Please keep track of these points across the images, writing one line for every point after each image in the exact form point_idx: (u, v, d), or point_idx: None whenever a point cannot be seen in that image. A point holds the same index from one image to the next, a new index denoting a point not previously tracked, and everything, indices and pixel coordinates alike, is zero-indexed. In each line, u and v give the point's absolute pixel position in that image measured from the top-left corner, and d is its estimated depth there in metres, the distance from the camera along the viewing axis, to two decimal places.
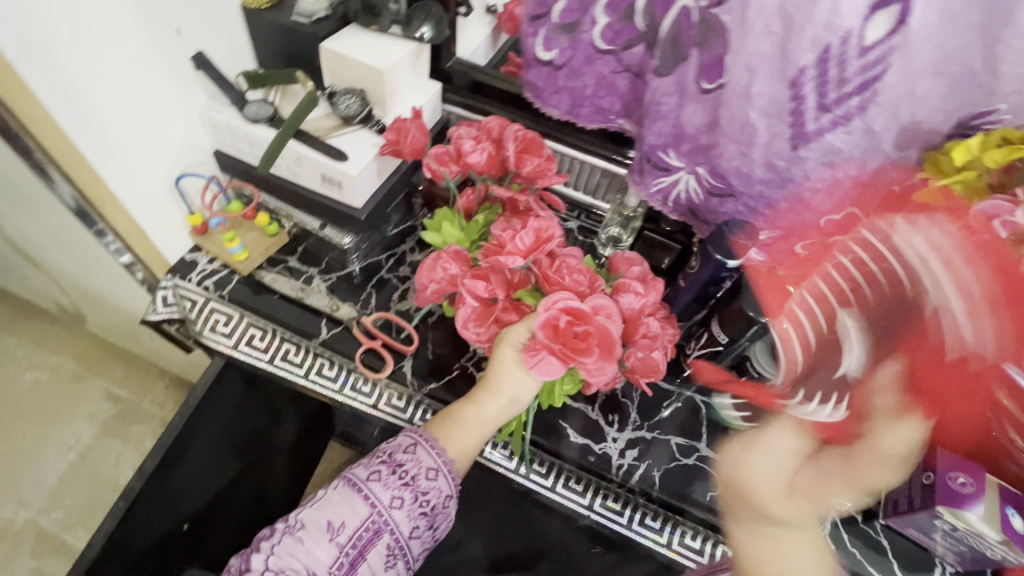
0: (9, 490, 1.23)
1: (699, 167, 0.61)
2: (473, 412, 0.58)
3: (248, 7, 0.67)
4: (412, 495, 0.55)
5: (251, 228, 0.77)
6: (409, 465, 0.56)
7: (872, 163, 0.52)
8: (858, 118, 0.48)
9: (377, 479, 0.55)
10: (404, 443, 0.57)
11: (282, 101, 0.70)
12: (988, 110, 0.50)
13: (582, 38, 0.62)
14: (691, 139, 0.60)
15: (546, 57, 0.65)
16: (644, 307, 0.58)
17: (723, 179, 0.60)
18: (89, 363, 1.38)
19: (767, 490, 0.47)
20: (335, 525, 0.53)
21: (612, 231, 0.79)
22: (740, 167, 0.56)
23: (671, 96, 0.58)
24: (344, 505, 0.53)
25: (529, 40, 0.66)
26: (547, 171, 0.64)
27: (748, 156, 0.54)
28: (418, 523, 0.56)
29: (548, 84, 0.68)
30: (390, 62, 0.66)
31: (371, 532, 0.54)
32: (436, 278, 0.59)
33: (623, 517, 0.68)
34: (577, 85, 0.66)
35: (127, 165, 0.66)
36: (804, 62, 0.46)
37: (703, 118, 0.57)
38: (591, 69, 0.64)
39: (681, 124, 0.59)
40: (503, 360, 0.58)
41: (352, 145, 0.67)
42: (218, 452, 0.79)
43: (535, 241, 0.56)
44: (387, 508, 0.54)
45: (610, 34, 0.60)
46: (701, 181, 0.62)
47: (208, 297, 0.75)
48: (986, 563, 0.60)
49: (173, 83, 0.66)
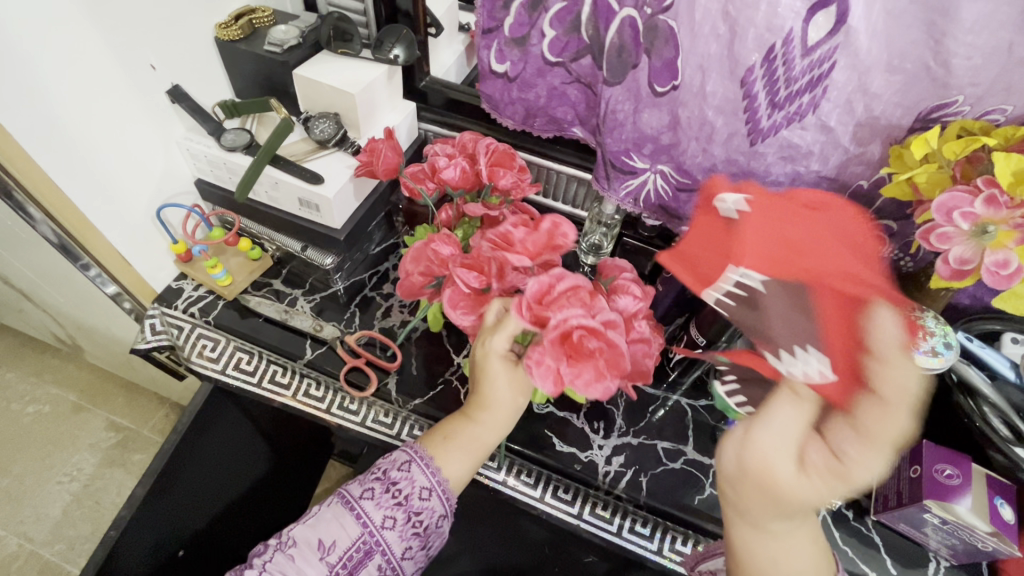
0: (12, 524, 1.23)
1: (663, 166, 0.66)
2: (469, 430, 0.56)
3: (220, 39, 0.69)
4: (405, 515, 0.55)
5: (235, 253, 0.78)
6: (403, 483, 0.55)
7: (831, 155, 0.57)
8: (810, 115, 0.54)
9: (370, 496, 0.55)
10: (400, 459, 0.57)
11: (259, 128, 0.72)
12: (947, 102, 0.50)
13: (532, 52, 0.65)
14: (653, 139, 0.63)
15: (500, 71, 0.69)
16: (639, 310, 0.57)
17: (689, 175, 0.64)
18: (90, 394, 1.39)
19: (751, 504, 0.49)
20: (326, 543, 0.53)
21: (593, 239, 0.80)
22: (703, 162, 0.62)
23: (626, 103, 0.61)
24: (336, 523, 0.54)
25: (483, 52, 0.68)
26: (520, 182, 0.65)
27: (710, 152, 0.60)
28: (410, 544, 0.56)
29: (489, 97, 0.73)
30: (362, 85, 0.67)
31: (362, 552, 0.54)
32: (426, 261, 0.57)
33: (612, 525, 0.67)
34: (531, 97, 0.70)
35: (110, 198, 0.67)
36: (751, 62, 0.51)
37: (663, 119, 0.61)
38: (543, 81, 0.68)
39: (640, 127, 0.62)
40: (491, 367, 0.55)
41: (328, 168, 0.68)
42: (210, 475, 0.80)
43: (547, 241, 0.54)
44: (378, 528, 0.54)
45: (557, 48, 0.64)
46: (668, 179, 0.66)
47: (195, 323, 0.75)
48: (979, 556, 0.59)
49: (150, 112, 0.67)
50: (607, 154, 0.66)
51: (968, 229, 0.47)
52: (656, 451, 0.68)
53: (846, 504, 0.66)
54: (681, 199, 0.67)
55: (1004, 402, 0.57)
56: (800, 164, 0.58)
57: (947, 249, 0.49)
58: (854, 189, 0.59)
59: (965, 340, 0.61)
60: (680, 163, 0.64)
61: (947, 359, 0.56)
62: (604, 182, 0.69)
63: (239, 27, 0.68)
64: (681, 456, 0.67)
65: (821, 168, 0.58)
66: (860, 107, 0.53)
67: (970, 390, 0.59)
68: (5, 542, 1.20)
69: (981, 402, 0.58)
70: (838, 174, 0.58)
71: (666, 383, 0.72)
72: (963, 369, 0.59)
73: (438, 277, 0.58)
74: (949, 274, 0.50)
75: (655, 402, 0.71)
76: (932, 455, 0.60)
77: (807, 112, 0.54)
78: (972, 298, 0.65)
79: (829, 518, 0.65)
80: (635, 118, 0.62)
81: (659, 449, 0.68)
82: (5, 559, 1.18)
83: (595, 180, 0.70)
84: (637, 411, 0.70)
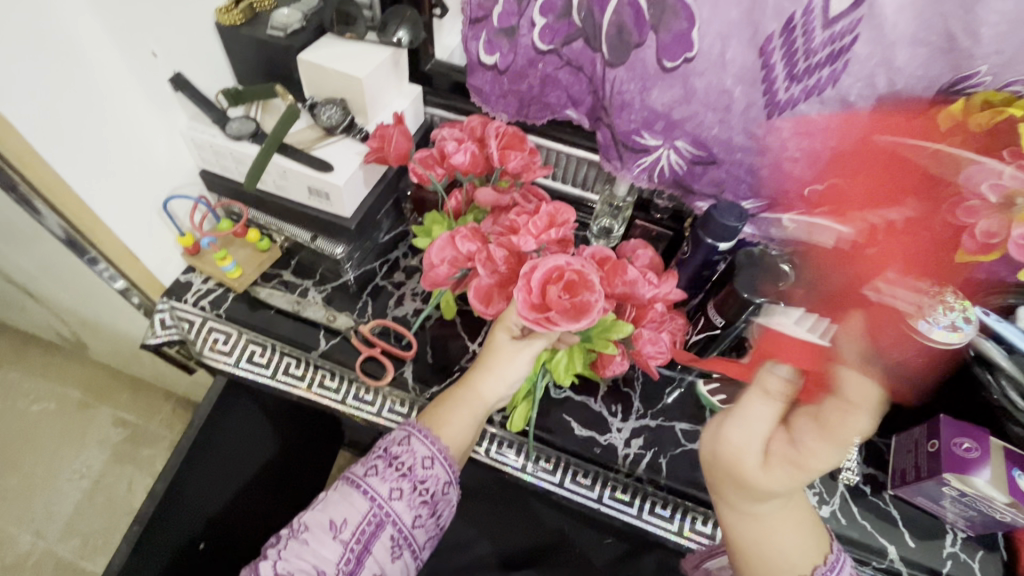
0: (24, 522, 1.23)
1: (678, 141, 0.63)
2: (464, 395, 0.57)
3: (222, 24, 0.67)
4: (411, 484, 0.54)
5: (242, 245, 0.77)
6: (405, 456, 0.55)
7: (850, 131, 0.56)
8: (828, 89, 0.54)
9: (375, 473, 0.54)
10: (397, 436, 0.56)
11: (264, 116, 0.70)
12: (970, 73, 0.50)
13: (521, 42, 0.65)
14: (664, 117, 0.61)
15: (489, 62, 0.68)
16: (659, 295, 0.57)
17: (705, 147, 0.63)
18: (95, 390, 1.38)
19: (764, 525, 0.51)
20: (337, 522, 0.52)
21: (603, 222, 0.79)
22: (720, 134, 0.61)
23: (631, 83, 0.59)
24: (344, 502, 0.53)
25: (472, 44, 0.67)
26: (531, 164, 0.64)
27: (727, 123, 0.59)
28: (419, 512, 0.55)
29: (495, 88, 0.71)
30: (369, 69, 0.66)
31: (374, 525, 0.53)
32: (452, 252, 0.58)
33: (632, 507, 0.68)
34: (523, 89, 0.70)
35: (121, 199, 0.67)
36: (771, 31, 0.51)
37: (674, 93, 0.58)
38: (536, 71, 0.67)
39: (650, 105, 0.60)
40: (496, 341, 0.58)
41: (336, 156, 0.67)
42: (228, 469, 0.80)
43: (549, 224, 0.55)
44: (387, 500, 0.54)
45: (548, 36, 0.63)
46: (681, 153, 0.64)
47: (206, 317, 0.74)
48: (996, 526, 0.59)
49: (155, 104, 0.66)
50: (618, 135, 0.65)
51: (996, 202, 0.48)
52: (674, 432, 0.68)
53: (863, 480, 0.66)
54: (695, 172, 0.66)
55: (1023, 374, 0.57)
56: (816, 138, 0.57)
57: (972, 223, 0.49)
58: (872, 165, 0.58)
59: (982, 314, 0.60)
60: (695, 137, 0.62)
61: (965, 334, 0.54)
62: (615, 159, 0.69)
63: (241, 11, 0.66)
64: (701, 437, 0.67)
65: (837, 144, 0.57)
66: (883, 81, 0.52)
67: (987, 363, 0.59)
68: (18, 540, 1.21)
69: (998, 375, 0.58)
70: (856, 149, 0.58)
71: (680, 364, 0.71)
72: (981, 344, 0.58)
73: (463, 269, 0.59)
74: (975, 248, 0.50)
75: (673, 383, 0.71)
76: (951, 429, 0.60)
77: (826, 87, 0.54)
78: None
79: (847, 493, 0.66)
80: (643, 96, 0.60)
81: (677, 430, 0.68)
82: (19, 556, 1.19)
83: (606, 159, 0.70)
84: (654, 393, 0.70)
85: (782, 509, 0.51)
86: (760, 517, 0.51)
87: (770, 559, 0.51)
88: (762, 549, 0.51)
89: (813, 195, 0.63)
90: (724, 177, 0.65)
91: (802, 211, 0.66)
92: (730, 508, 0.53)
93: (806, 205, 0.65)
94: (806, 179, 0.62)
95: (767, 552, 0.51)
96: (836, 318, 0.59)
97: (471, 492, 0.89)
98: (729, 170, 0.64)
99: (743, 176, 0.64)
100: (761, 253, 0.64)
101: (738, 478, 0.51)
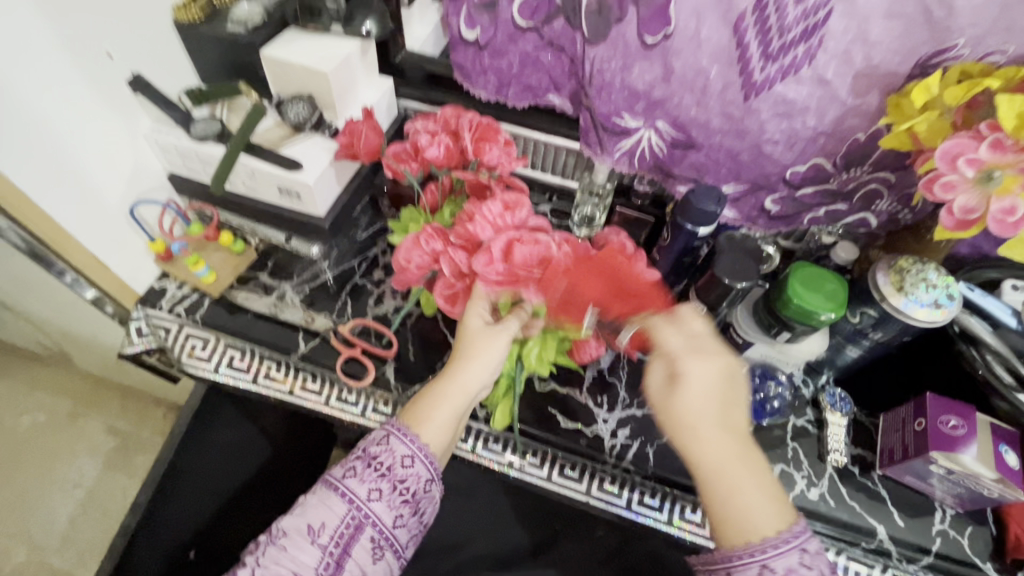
0: (18, 535, 1.22)
1: (659, 122, 0.62)
2: (444, 390, 0.55)
3: (178, 22, 0.63)
4: (390, 485, 0.53)
5: (216, 249, 0.74)
6: (383, 456, 0.54)
7: (828, 110, 0.55)
8: (804, 67, 0.52)
9: (353, 475, 0.53)
10: (378, 435, 0.55)
11: (230, 116, 0.67)
12: (946, 47, 0.48)
13: (502, 16, 0.62)
14: (645, 96, 0.60)
15: (470, 38, 0.66)
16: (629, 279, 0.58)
17: (683, 129, 0.62)
18: (85, 400, 1.37)
19: (726, 475, 0.44)
20: (315, 526, 0.51)
21: (586, 210, 0.76)
22: (698, 116, 0.60)
23: (613, 60, 0.58)
24: (323, 506, 0.52)
25: (452, 19, 0.66)
26: (507, 155, 0.63)
27: (705, 104, 0.58)
28: (400, 511, 0.54)
29: (475, 65, 0.68)
30: (335, 63, 0.64)
31: (353, 527, 0.52)
32: (419, 252, 0.57)
33: (621, 498, 0.67)
34: (503, 65, 0.67)
35: (80, 206, 0.65)
36: (743, 7, 0.50)
37: (655, 72, 0.58)
38: (516, 48, 0.65)
39: (629, 83, 0.59)
40: (470, 327, 0.57)
41: (306, 154, 0.65)
42: (216, 474, 0.80)
43: (505, 211, 0.57)
44: (365, 502, 0.53)
45: (528, 11, 0.61)
46: (662, 135, 0.63)
47: (182, 323, 0.73)
48: (984, 501, 0.59)
49: (114, 106, 0.64)
50: (598, 118, 0.64)
51: (973, 176, 0.46)
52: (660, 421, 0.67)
53: (852, 461, 0.66)
54: (675, 156, 0.65)
55: (1007, 349, 0.57)
56: (795, 120, 0.56)
57: (951, 199, 0.48)
58: (851, 143, 0.57)
59: (967, 290, 0.59)
60: (674, 117, 0.61)
61: (949, 311, 0.56)
62: (595, 144, 0.68)
63: (198, 7, 0.63)
64: None
65: (817, 124, 0.56)
66: (860, 56, 0.50)
67: (972, 339, 0.59)
68: (13, 553, 1.20)
69: (982, 350, 0.58)
70: (835, 128, 0.56)
71: None
72: (965, 320, 0.58)
73: (433, 270, 0.59)
74: (954, 225, 0.49)
75: None
76: (937, 407, 0.59)
77: (803, 65, 0.52)
78: (972, 248, 0.64)
79: (836, 475, 0.65)
80: (624, 74, 0.59)
81: None
82: (15, 569, 1.18)
83: (585, 144, 0.69)
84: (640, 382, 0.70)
85: (740, 447, 0.45)
86: (720, 444, 0.45)
87: (736, 515, 0.43)
88: (729, 510, 0.44)
89: (795, 177, 0.62)
90: (704, 161, 0.64)
91: (783, 193, 0.64)
92: (696, 445, 0.45)
93: (789, 186, 0.64)
94: (786, 162, 0.61)
95: (732, 501, 0.44)
96: (820, 300, 0.58)
97: (462, 489, 0.88)
98: (709, 155, 0.63)
99: (723, 161, 0.63)
100: (743, 237, 0.62)
101: (697, 430, 0.45)
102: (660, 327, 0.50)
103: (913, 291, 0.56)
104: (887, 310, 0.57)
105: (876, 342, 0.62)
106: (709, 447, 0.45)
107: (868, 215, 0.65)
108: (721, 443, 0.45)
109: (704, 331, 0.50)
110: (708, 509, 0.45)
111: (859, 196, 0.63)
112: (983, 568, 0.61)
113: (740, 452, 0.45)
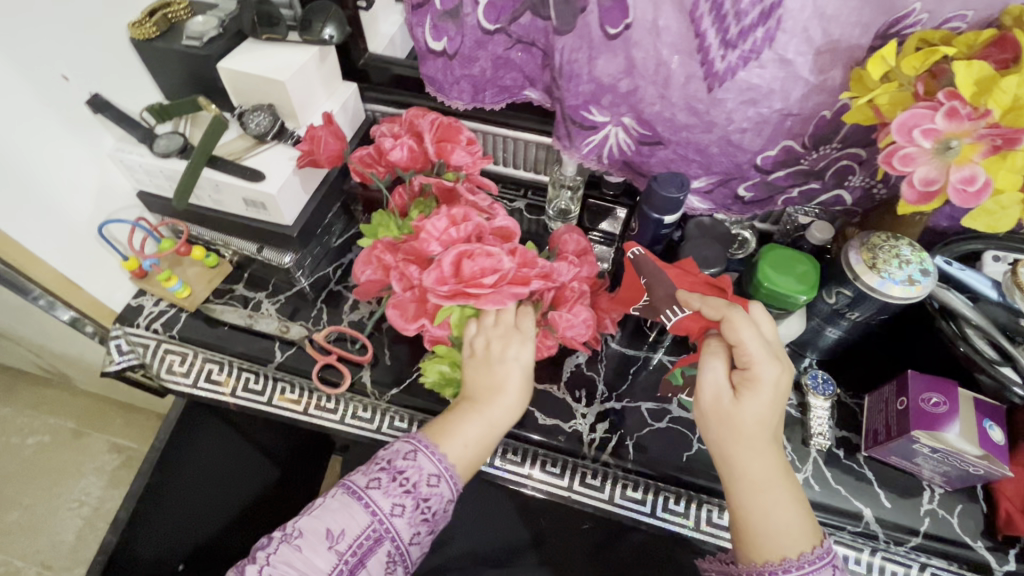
0: (29, 555, 1.24)
1: (626, 118, 0.61)
2: (469, 413, 0.55)
3: (133, 38, 0.64)
4: (414, 502, 0.51)
5: (191, 263, 0.75)
6: (410, 471, 0.51)
7: (792, 91, 0.53)
8: (765, 51, 0.51)
9: (377, 486, 0.51)
10: (403, 449, 0.53)
11: (192, 129, 0.68)
12: (904, 14, 0.47)
13: (467, 22, 0.60)
14: (612, 89, 0.59)
15: (438, 49, 0.64)
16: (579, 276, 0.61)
17: (649, 125, 0.61)
18: (88, 419, 1.39)
19: (769, 487, 0.47)
20: (334, 532, 0.49)
21: (560, 205, 0.77)
22: (662, 111, 0.58)
23: (581, 50, 0.57)
24: (344, 512, 0.49)
25: (418, 30, 0.63)
26: (471, 154, 0.63)
27: (668, 99, 0.57)
28: (419, 530, 0.52)
29: (448, 76, 0.66)
30: (291, 72, 0.64)
31: (372, 540, 0.50)
32: (371, 263, 0.60)
33: (603, 491, 0.67)
34: (474, 71, 0.65)
35: (48, 228, 0.65)
36: None
37: (619, 64, 0.57)
38: (485, 52, 0.63)
39: (597, 75, 0.58)
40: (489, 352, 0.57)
41: (269, 163, 0.66)
42: (200, 485, 0.80)
43: (451, 224, 0.55)
44: (388, 517, 0.50)
45: (493, 15, 0.59)
46: (631, 132, 0.62)
47: (160, 339, 0.73)
48: (972, 479, 0.58)
49: (77, 128, 0.64)
50: (566, 109, 0.63)
51: (930, 147, 0.44)
52: (639, 412, 0.67)
53: (835, 443, 0.65)
54: (643, 152, 0.64)
55: (987, 322, 0.56)
56: (762, 105, 0.55)
57: (911, 171, 0.46)
58: (818, 122, 0.56)
59: (943, 264, 0.59)
60: (639, 112, 0.60)
61: (924, 286, 0.54)
62: (565, 138, 0.66)
63: (153, 24, 0.64)
64: (667, 415, 0.66)
65: (782, 106, 0.55)
66: (817, 32, 0.49)
67: (952, 314, 0.57)
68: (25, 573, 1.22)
69: (962, 324, 0.57)
70: (801, 109, 0.55)
71: (647, 344, 0.72)
72: (943, 295, 0.57)
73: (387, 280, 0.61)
74: (915, 198, 0.47)
75: (636, 363, 0.70)
76: (918, 385, 0.58)
77: (762, 48, 0.50)
78: (950, 219, 0.62)
79: (820, 458, 0.64)
80: (591, 66, 0.58)
81: (643, 410, 0.67)
82: None
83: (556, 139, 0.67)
84: (617, 376, 0.69)
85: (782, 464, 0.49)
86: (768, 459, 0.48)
87: (773, 526, 0.47)
88: (763, 522, 0.47)
89: (767, 163, 0.61)
90: (672, 158, 0.64)
91: (756, 180, 0.63)
92: (747, 450, 0.48)
93: (760, 173, 0.62)
94: (757, 151, 0.60)
95: (768, 512, 0.47)
96: (791, 282, 0.57)
97: None
98: (677, 150, 0.62)
99: (692, 156, 0.62)
100: (713, 222, 0.66)
101: (751, 438, 0.48)
102: (738, 321, 0.50)
103: (891, 269, 0.54)
104: (862, 290, 0.56)
105: (855, 322, 0.61)
106: (752, 460, 0.48)
107: (841, 191, 0.64)
108: (770, 455, 0.48)
109: (771, 335, 0.51)
110: (737, 514, 0.48)
111: (832, 172, 0.62)
112: (974, 546, 0.59)
113: (784, 468, 0.49)
